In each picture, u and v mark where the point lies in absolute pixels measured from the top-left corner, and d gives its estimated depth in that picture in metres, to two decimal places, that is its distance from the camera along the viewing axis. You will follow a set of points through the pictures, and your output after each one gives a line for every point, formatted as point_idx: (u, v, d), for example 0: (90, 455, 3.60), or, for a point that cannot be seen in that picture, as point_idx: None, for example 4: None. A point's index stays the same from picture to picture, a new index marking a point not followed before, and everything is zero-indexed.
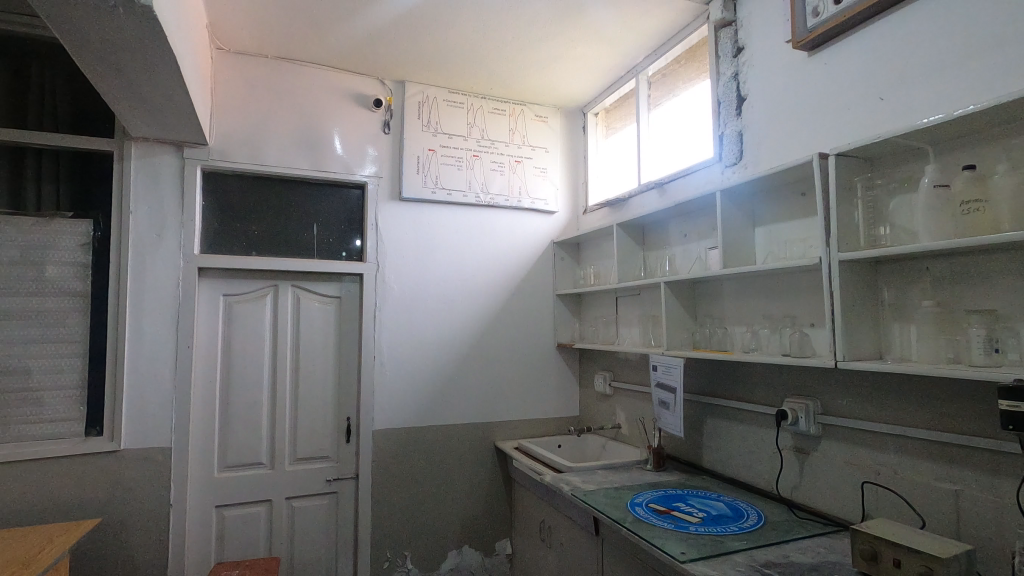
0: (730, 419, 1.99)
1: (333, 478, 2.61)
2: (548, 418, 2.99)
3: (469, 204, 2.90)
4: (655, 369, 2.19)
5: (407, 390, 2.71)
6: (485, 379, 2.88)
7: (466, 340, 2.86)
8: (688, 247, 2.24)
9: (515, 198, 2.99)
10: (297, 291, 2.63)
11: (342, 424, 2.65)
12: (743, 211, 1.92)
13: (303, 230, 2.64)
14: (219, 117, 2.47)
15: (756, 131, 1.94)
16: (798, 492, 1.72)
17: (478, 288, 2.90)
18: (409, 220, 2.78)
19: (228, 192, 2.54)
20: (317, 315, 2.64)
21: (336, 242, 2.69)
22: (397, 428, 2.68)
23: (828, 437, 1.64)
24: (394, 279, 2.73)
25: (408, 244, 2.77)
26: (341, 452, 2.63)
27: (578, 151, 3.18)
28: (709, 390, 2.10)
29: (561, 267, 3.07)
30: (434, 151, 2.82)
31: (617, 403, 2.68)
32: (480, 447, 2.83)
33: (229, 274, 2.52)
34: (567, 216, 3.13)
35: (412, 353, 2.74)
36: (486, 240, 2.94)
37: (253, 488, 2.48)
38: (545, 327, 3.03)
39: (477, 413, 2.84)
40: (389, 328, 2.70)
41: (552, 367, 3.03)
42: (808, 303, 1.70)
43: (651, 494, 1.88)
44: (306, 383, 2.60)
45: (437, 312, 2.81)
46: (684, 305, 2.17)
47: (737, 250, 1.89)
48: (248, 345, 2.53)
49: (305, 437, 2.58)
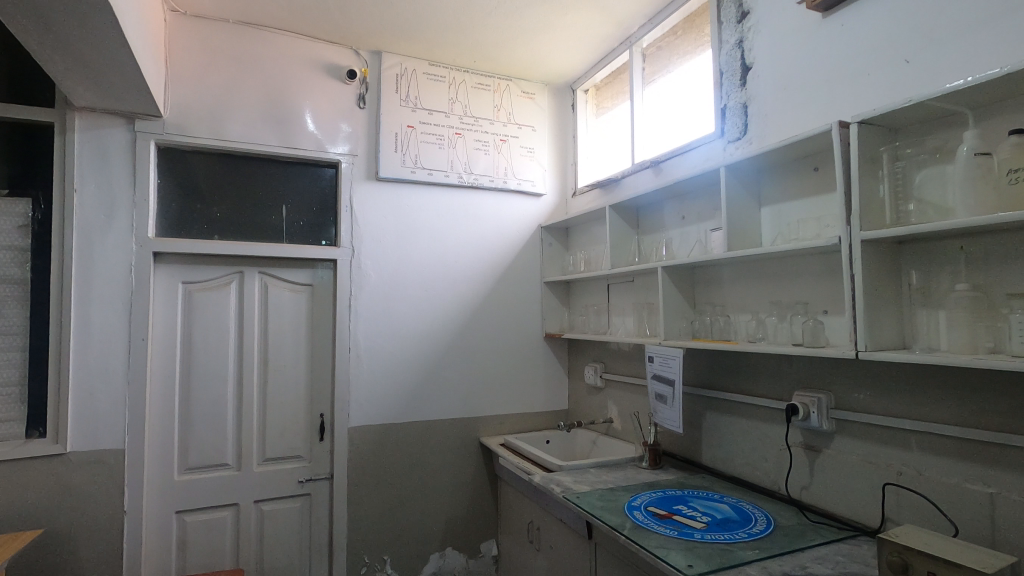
0: (733, 414, 1.86)
1: (306, 479, 2.43)
2: (536, 412, 2.84)
3: (452, 185, 2.71)
4: (651, 360, 2.04)
5: (386, 383, 2.54)
6: (469, 372, 2.72)
7: (449, 330, 2.69)
8: (687, 230, 2.10)
9: (501, 179, 2.81)
10: (265, 278, 2.43)
11: (315, 421, 2.46)
12: (749, 189, 1.77)
13: (271, 213, 2.44)
14: (175, 86, 2.24)
15: (763, 103, 1.78)
16: (809, 492, 1.59)
17: (461, 275, 2.73)
18: (387, 202, 2.59)
19: (188, 170, 2.33)
20: (287, 304, 2.45)
21: (308, 226, 2.49)
22: (376, 424, 2.51)
23: (842, 434, 1.51)
24: (371, 265, 2.54)
25: (387, 228, 2.59)
26: (314, 451, 2.46)
27: (567, 130, 3.00)
28: (709, 383, 1.96)
29: (549, 253, 2.91)
30: (413, 128, 2.63)
31: (609, 397, 2.53)
32: (463, 444, 2.67)
33: (189, 259, 2.31)
34: (555, 199, 2.96)
35: (391, 344, 2.56)
36: (470, 224, 2.76)
37: (218, 492, 2.29)
38: (532, 316, 2.87)
39: (461, 408, 2.68)
40: (367, 318, 2.52)
41: (539, 358, 2.87)
42: (820, 288, 1.56)
43: (649, 495, 1.74)
44: (276, 377, 2.41)
45: (418, 301, 2.63)
46: (682, 292, 2.03)
47: (742, 232, 1.75)
48: (210, 337, 2.33)
49: (275, 436, 2.40)
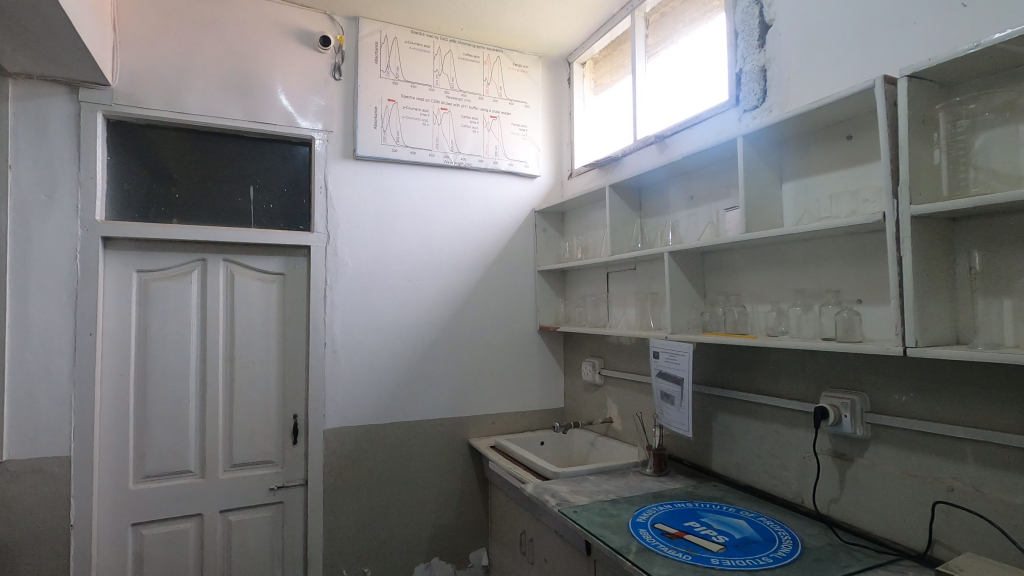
0: (750, 416, 1.66)
1: (277, 485, 2.22)
2: (529, 410, 2.64)
3: (437, 165, 2.49)
4: (656, 356, 1.85)
5: (366, 380, 2.33)
6: (457, 368, 2.51)
7: (435, 323, 2.47)
8: (696, 211, 1.89)
9: (491, 159, 2.59)
10: (230, 266, 2.21)
11: (288, 422, 2.25)
12: (769, 163, 1.57)
13: (237, 195, 2.22)
14: (125, 52, 2.00)
15: (785, 64, 1.57)
16: (840, 506, 1.40)
17: (448, 264, 2.51)
18: (365, 183, 2.37)
19: (144, 147, 2.10)
20: (255, 296, 2.23)
21: (278, 210, 2.27)
22: (356, 425, 2.30)
23: (879, 441, 1.32)
24: (348, 252, 2.32)
25: (365, 211, 2.37)
26: (286, 456, 2.25)
27: (563, 106, 2.78)
28: (721, 381, 1.76)
29: (543, 239, 2.70)
30: (395, 102, 2.40)
31: (608, 395, 2.34)
32: (451, 446, 2.47)
33: (143, 245, 2.08)
34: (549, 181, 2.74)
35: (371, 338, 2.35)
36: (456, 208, 2.54)
37: (179, 502, 2.08)
38: (525, 308, 2.66)
39: (448, 407, 2.48)
40: (344, 309, 2.30)
41: (533, 353, 2.67)
42: (854, 274, 1.36)
43: (655, 509, 1.54)
44: (243, 375, 2.20)
45: (400, 292, 2.42)
46: (691, 281, 1.82)
47: (762, 211, 1.54)
48: (169, 331, 2.10)
49: (243, 439, 2.18)
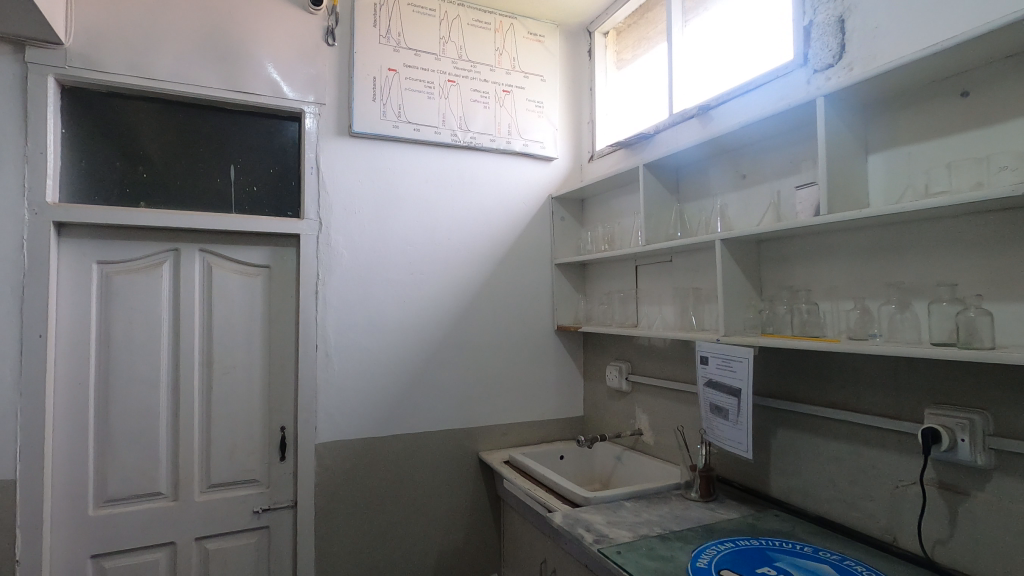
0: (821, 435, 1.40)
1: (262, 508, 1.94)
2: (546, 420, 2.37)
3: (444, 145, 2.21)
4: (704, 363, 1.58)
5: (363, 388, 2.06)
6: (466, 373, 2.23)
7: (442, 322, 2.20)
8: (750, 193, 1.62)
9: (503, 139, 2.31)
10: (207, 257, 1.93)
11: (274, 436, 1.98)
12: (852, 131, 1.30)
13: (216, 176, 1.93)
14: (80, 6, 1.71)
15: (872, 9, 1.30)
16: (951, 549, 1.14)
17: (456, 256, 2.24)
18: (362, 164, 2.09)
19: (107, 118, 1.82)
20: (235, 291, 1.95)
21: (262, 193, 1.99)
22: (352, 439, 2.02)
23: (1006, 472, 1.05)
24: (343, 242, 2.04)
25: (362, 195, 2.09)
26: (272, 474, 1.97)
27: (582, 82, 2.51)
28: (782, 392, 1.50)
29: (561, 229, 2.43)
30: (396, 72, 2.12)
31: (638, 404, 2.07)
32: (459, 460, 2.19)
33: (106, 233, 1.80)
34: (568, 165, 2.47)
35: (369, 340, 2.07)
36: (465, 193, 2.26)
37: (148, 529, 1.81)
38: (541, 305, 2.39)
39: (456, 417, 2.20)
40: (338, 307, 2.03)
41: (549, 356, 2.40)
42: (975, 263, 1.09)
43: (715, 548, 1.27)
44: (223, 382, 1.92)
45: (403, 287, 2.14)
46: (745, 273, 1.56)
47: (846, 188, 1.27)
48: (136, 332, 1.82)
49: (223, 456, 1.91)
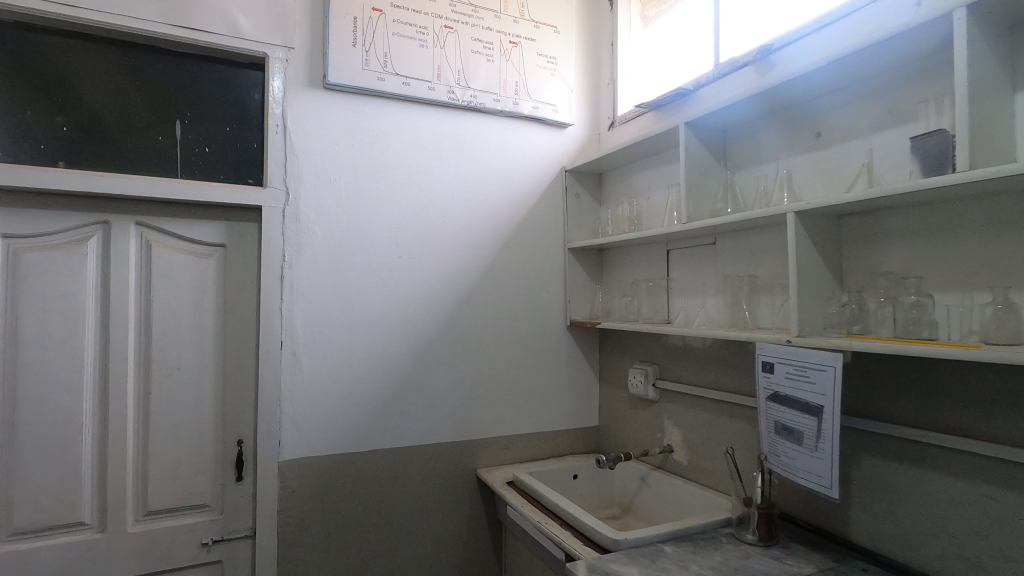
0: (931, 468, 1.06)
1: (213, 539, 1.59)
2: (555, 430, 2.03)
3: (439, 104, 1.85)
4: (767, 371, 1.24)
5: (338, 393, 1.71)
6: (462, 376, 1.89)
7: (434, 316, 1.85)
8: (829, 153, 1.27)
9: (509, 100, 1.95)
10: (145, 233, 1.57)
11: (229, 451, 1.63)
12: (997, 59, 0.95)
13: (157, 134, 1.57)
14: None
15: None
16: None
17: (451, 238, 1.88)
18: (340, 123, 1.73)
19: (14, 55, 1.45)
20: (181, 275, 1.60)
21: (215, 156, 1.63)
22: (325, 454, 1.68)
23: None
24: (315, 218, 1.69)
25: (340, 162, 1.73)
26: (226, 498, 1.62)
27: (601, 37, 2.15)
28: (872, 410, 1.16)
29: (576, 208, 2.08)
30: (382, 13, 1.76)
31: (668, 415, 1.73)
32: (454, 479, 1.85)
33: (13, 199, 1.43)
34: (583, 133, 2.12)
35: (345, 335, 1.72)
36: (463, 163, 1.91)
37: (66, 569, 1.45)
38: (551, 297, 2.04)
39: (450, 428, 1.86)
40: (308, 296, 1.67)
41: (560, 356, 2.05)
42: None
43: None
44: (165, 386, 1.57)
45: (388, 274, 1.78)
46: (824, 256, 1.21)
47: (989, 136, 0.92)
48: (53, 323, 1.47)
49: (164, 475, 1.56)
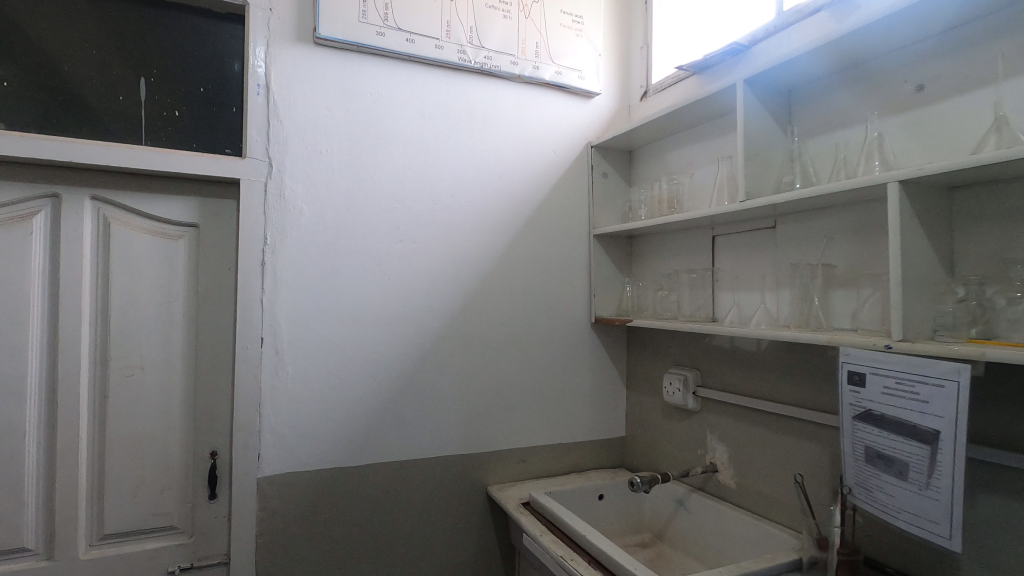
0: None
1: (181, 567, 1.36)
2: (577, 442, 1.79)
3: (448, 65, 1.61)
4: (858, 384, 0.98)
5: (328, 399, 1.47)
6: (472, 380, 1.65)
7: (440, 310, 1.61)
8: (937, 110, 1.00)
9: (528, 63, 1.70)
10: (104, 210, 1.34)
11: (201, 465, 1.40)
12: None
13: (117, 93, 1.34)
14: None
15: None
16: None
17: (460, 222, 1.64)
18: (333, 86, 1.49)
19: None
20: (146, 260, 1.38)
21: (188, 121, 1.40)
22: (312, 469, 1.45)
23: None
24: (303, 195, 1.45)
25: (333, 131, 1.49)
26: (197, 519, 1.39)
27: None
28: (996, 438, 0.91)
29: (603, 188, 1.82)
30: None
31: (711, 429, 1.49)
32: (461, 498, 1.61)
33: None
34: (612, 104, 1.86)
35: (337, 331, 1.48)
36: (475, 135, 1.66)
37: None
38: (572, 290, 1.80)
39: (457, 439, 1.62)
40: (294, 285, 1.44)
41: (583, 357, 1.81)
42: None
43: None
44: (125, 388, 1.34)
45: (387, 261, 1.55)
46: (932, 240, 0.96)
47: None
48: None
49: (125, 491, 1.34)
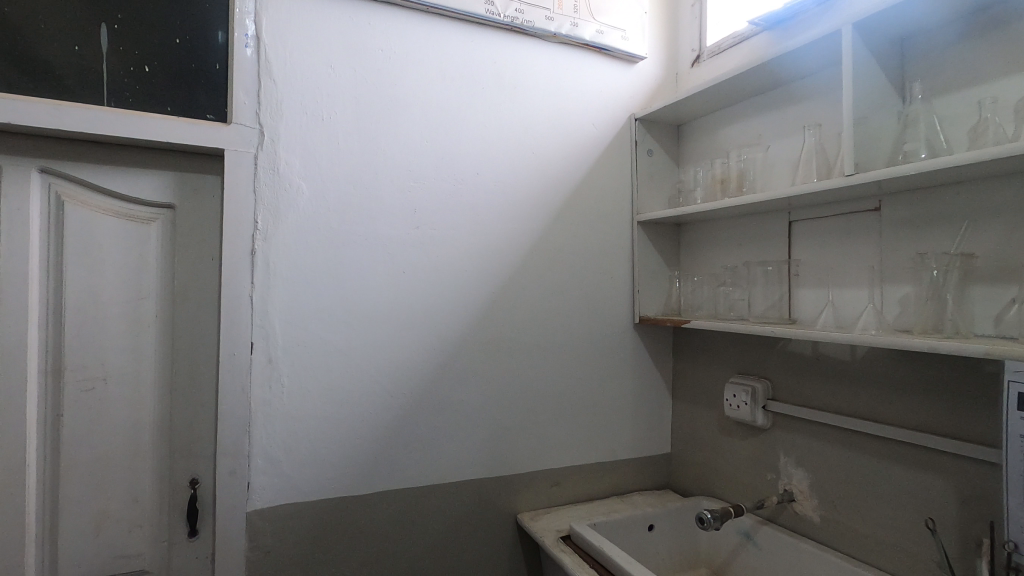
0: None
1: None
2: (617, 460, 1.55)
3: (474, 19, 1.36)
4: None
5: (332, 416, 1.23)
6: (499, 389, 1.41)
7: (464, 308, 1.37)
8: None
9: (566, 19, 1.45)
10: (56, 186, 1.09)
11: (178, 496, 1.16)
12: None
13: (70, 39, 1.06)
14: None
15: None
16: None
17: (485, 206, 1.40)
18: (338, 39, 1.24)
19: None
20: (110, 247, 1.13)
21: (161, 78, 1.12)
22: (313, 500, 1.21)
23: None
24: (302, 171, 1.21)
25: (337, 94, 1.24)
26: (173, 561, 1.15)
27: None
28: None
29: (648, 168, 1.58)
30: None
31: (786, 450, 1.25)
32: (486, 529, 1.38)
33: None
34: (657, 71, 1.62)
35: (342, 334, 1.24)
36: (504, 103, 1.42)
37: None
38: (613, 285, 1.56)
39: (483, 460, 1.38)
40: (291, 279, 1.20)
41: (625, 362, 1.57)
42: None
43: None
44: (85, 404, 1.10)
45: (401, 251, 1.30)
46: None
47: None
48: None
49: (85, 530, 1.10)
